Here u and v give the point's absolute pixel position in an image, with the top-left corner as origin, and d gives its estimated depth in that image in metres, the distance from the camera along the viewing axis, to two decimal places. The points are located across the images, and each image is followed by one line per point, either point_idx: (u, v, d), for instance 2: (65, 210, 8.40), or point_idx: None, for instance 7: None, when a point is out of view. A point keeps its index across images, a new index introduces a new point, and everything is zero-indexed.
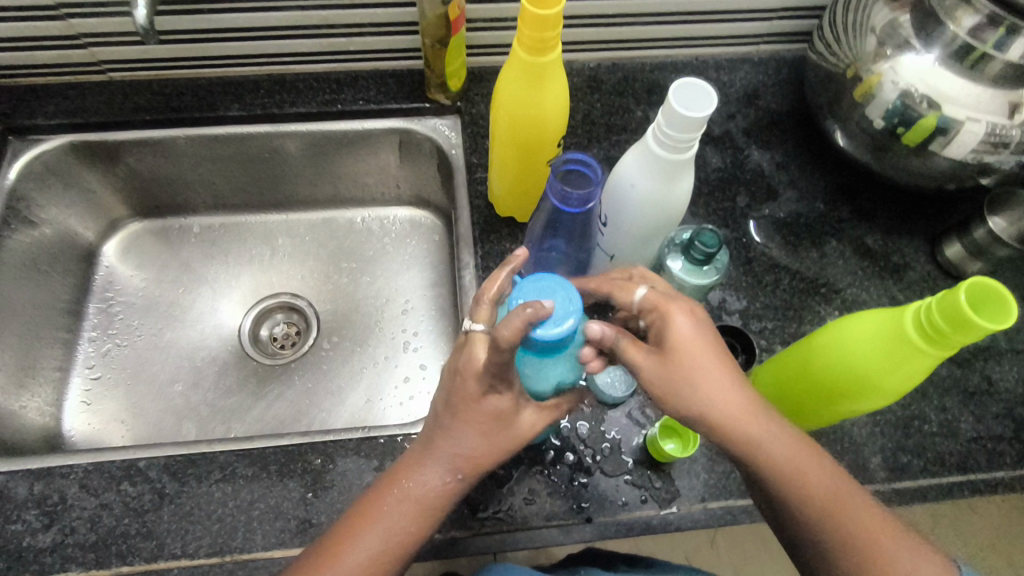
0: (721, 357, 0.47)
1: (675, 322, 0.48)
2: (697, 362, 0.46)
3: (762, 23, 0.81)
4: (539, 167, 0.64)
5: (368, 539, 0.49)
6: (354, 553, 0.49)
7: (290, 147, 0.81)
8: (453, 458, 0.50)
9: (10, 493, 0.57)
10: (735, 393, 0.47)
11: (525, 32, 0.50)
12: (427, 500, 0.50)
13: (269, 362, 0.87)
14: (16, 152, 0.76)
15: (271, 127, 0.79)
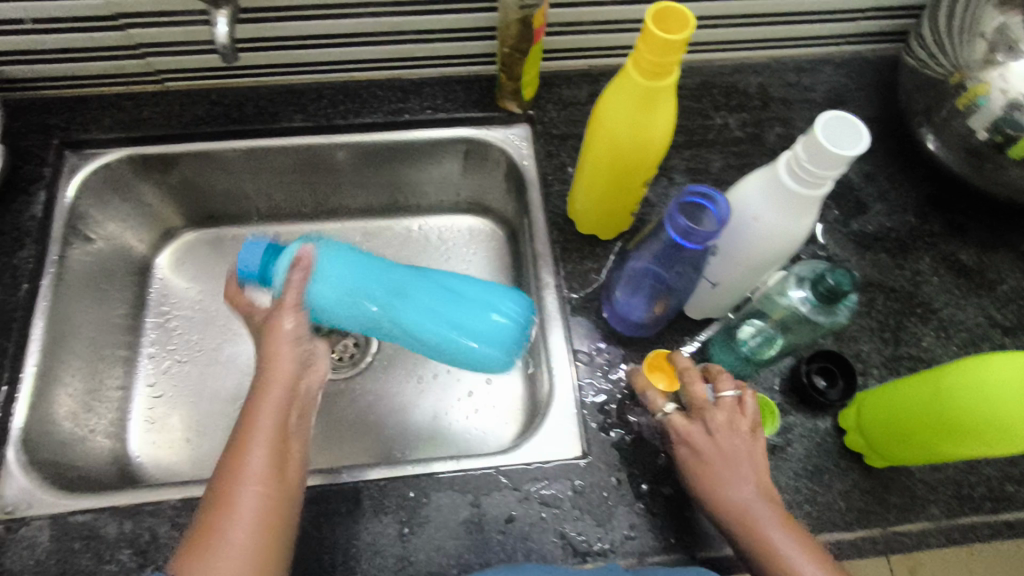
0: (735, 454, 0.53)
1: (698, 436, 0.54)
2: (715, 461, 0.53)
3: (848, 23, 0.77)
4: (631, 189, 0.61)
5: (239, 512, 0.47)
6: (232, 526, 0.46)
7: (340, 158, 0.78)
8: (281, 400, 0.52)
9: (100, 533, 0.55)
10: (744, 483, 0.51)
11: (645, 56, 0.47)
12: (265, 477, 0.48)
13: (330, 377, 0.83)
14: (74, 168, 0.72)
15: (322, 139, 0.76)
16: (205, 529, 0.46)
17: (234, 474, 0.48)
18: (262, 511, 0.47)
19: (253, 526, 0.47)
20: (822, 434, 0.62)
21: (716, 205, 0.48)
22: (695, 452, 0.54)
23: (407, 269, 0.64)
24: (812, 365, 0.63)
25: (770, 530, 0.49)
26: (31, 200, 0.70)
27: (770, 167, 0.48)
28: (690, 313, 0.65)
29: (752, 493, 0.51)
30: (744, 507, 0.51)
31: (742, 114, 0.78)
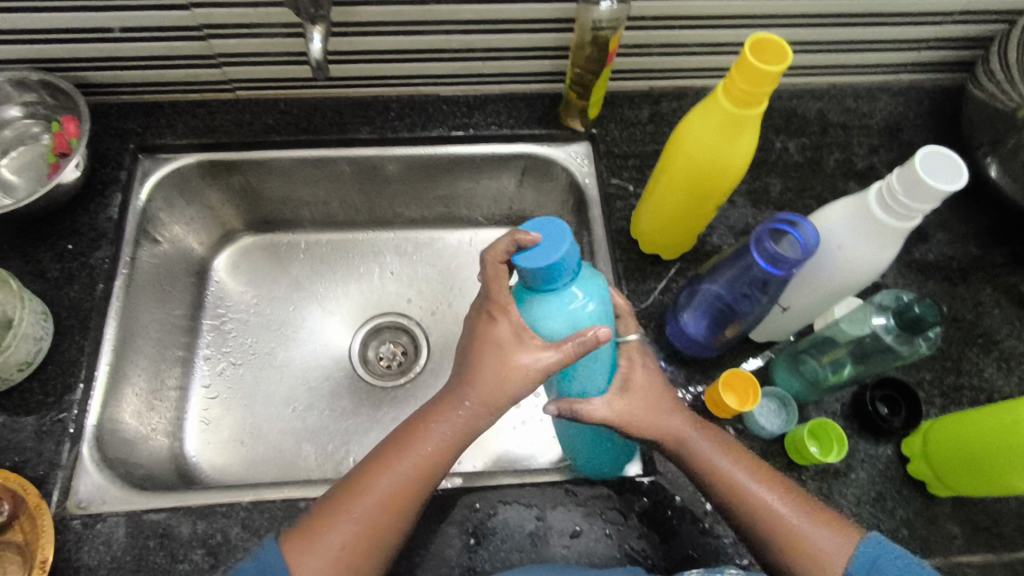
0: (666, 397, 0.55)
1: (639, 373, 0.55)
2: (655, 407, 0.54)
3: (910, 53, 0.78)
4: (700, 213, 0.62)
5: (348, 522, 0.51)
6: (336, 533, 0.51)
7: (388, 168, 0.79)
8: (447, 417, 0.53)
9: (174, 532, 0.57)
10: (678, 422, 0.55)
11: (737, 84, 0.48)
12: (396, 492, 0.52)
13: (381, 385, 0.85)
14: (146, 171, 0.74)
15: (375, 150, 0.77)
16: (310, 525, 0.51)
17: (356, 487, 0.52)
18: (361, 532, 0.51)
19: (351, 540, 0.50)
20: (884, 462, 0.62)
21: (801, 229, 0.49)
22: (640, 393, 0.54)
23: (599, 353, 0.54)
24: (876, 392, 0.64)
25: (730, 468, 0.53)
26: (108, 202, 0.71)
27: (857, 197, 0.49)
28: (755, 337, 0.66)
29: (702, 437, 0.55)
30: (701, 452, 0.54)
31: (802, 139, 0.78)
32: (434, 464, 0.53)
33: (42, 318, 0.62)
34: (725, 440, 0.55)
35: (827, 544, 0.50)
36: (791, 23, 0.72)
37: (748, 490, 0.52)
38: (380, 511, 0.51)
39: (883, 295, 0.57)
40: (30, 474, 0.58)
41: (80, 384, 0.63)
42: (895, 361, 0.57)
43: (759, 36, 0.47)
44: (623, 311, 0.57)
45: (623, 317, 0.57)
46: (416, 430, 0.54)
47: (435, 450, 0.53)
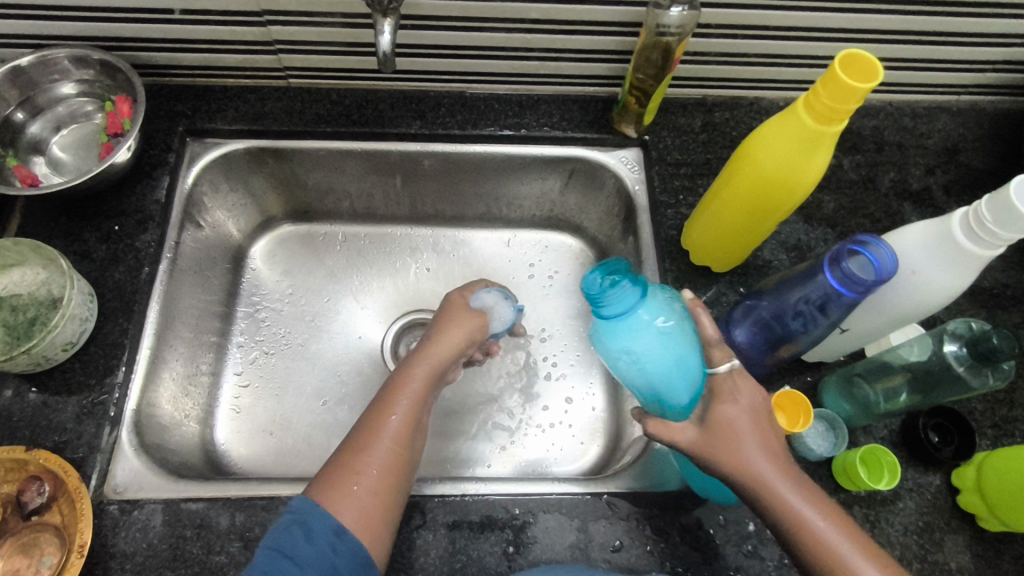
0: (749, 428, 0.50)
1: (726, 408, 0.51)
2: (739, 442, 0.50)
3: (974, 74, 0.76)
4: (761, 229, 0.61)
5: (364, 488, 0.52)
6: (351, 501, 0.51)
7: (427, 165, 0.78)
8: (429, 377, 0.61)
9: (211, 523, 0.56)
10: (760, 455, 0.50)
11: (822, 100, 0.47)
12: (396, 452, 0.55)
13: None
14: (194, 155, 0.74)
15: (420, 146, 0.76)
16: (334, 484, 0.52)
17: (363, 443, 0.54)
18: (382, 481, 0.53)
19: (378, 492, 0.52)
20: (933, 491, 0.61)
21: (873, 250, 0.48)
22: (718, 431, 0.50)
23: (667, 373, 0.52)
24: (928, 420, 0.62)
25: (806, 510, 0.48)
26: (155, 184, 0.71)
27: (937, 223, 0.47)
28: (809, 357, 0.64)
29: (776, 467, 0.49)
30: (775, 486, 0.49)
31: (857, 156, 0.77)
32: (419, 410, 0.59)
33: (88, 299, 0.62)
34: (808, 484, 0.50)
35: None
36: (858, 38, 0.70)
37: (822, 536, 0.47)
38: (394, 456, 0.54)
39: (956, 324, 0.55)
40: (69, 456, 0.58)
41: (121, 367, 0.62)
42: (960, 392, 0.55)
43: (850, 52, 0.45)
44: (711, 340, 0.54)
45: (708, 349, 0.54)
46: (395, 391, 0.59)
47: (416, 404, 0.58)
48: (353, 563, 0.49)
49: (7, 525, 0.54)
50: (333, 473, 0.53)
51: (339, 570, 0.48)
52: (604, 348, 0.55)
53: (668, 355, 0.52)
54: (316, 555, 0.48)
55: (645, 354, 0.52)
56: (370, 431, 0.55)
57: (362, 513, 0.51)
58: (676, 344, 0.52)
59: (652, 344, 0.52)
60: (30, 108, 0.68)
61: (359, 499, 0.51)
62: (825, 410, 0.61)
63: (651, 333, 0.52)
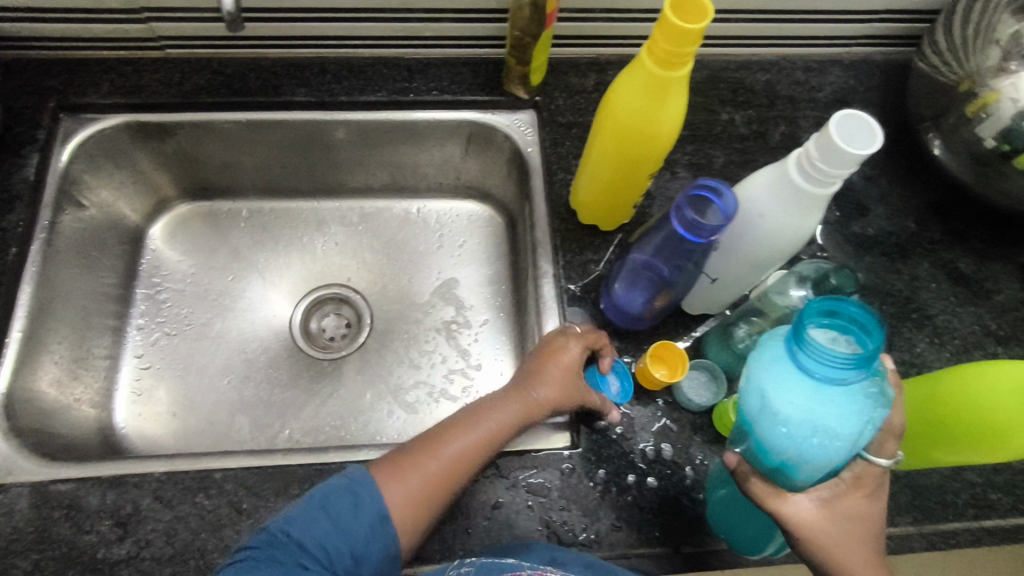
0: (865, 526, 0.45)
1: (859, 500, 0.45)
2: (852, 538, 0.45)
3: (859, 25, 0.77)
4: (635, 181, 0.61)
5: (416, 477, 0.51)
6: (402, 486, 0.50)
7: (339, 135, 0.77)
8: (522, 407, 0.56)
9: (81, 503, 0.55)
10: (864, 558, 0.45)
11: (660, 44, 0.46)
12: (464, 457, 0.53)
13: (319, 356, 0.84)
14: (68, 131, 0.71)
15: (322, 114, 0.74)
16: (393, 463, 0.52)
17: (445, 434, 0.54)
18: (438, 477, 0.51)
19: (427, 483, 0.51)
20: None
21: (722, 199, 0.48)
22: (845, 522, 0.45)
23: (832, 451, 0.41)
24: None
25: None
26: (24, 162, 0.68)
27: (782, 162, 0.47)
28: (690, 308, 0.64)
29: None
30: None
31: (749, 111, 0.77)
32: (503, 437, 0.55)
33: None
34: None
35: None
36: None
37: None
38: (458, 458, 0.52)
39: (802, 267, 0.61)
40: None
41: None
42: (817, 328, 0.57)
43: None
44: (894, 430, 0.45)
45: (884, 436, 0.45)
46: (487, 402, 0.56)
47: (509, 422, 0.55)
48: (382, 557, 0.48)
49: None
50: (408, 453, 0.52)
51: (364, 557, 0.47)
52: (782, 398, 0.41)
53: (849, 434, 0.41)
54: (351, 533, 0.47)
55: (839, 435, 0.41)
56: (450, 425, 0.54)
57: (406, 507, 0.49)
58: (864, 423, 0.41)
59: (847, 431, 0.41)
60: None
61: (410, 485, 0.50)
62: (704, 360, 0.62)
63: (860, 417, 0.41)
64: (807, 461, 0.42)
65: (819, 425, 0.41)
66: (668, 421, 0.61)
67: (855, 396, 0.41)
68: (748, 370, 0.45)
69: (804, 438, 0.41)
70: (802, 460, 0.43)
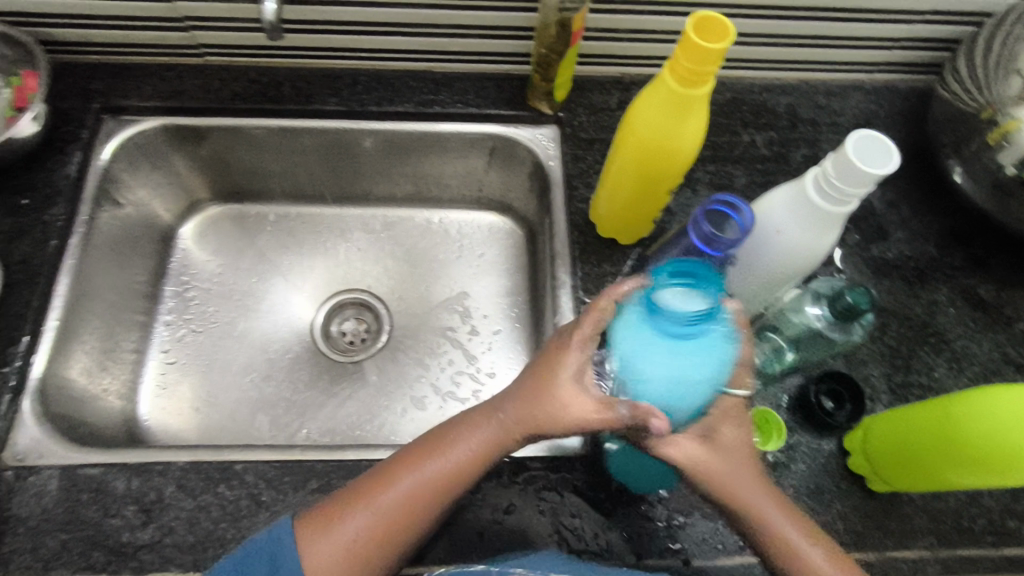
0: (747, 456, 0.48)
1: (729, 429, 0.48)
2: (738, 470, 0.47)
3: (880, 51, 0.78)
4: (654, 195, 0.62)
5: (358, 518, 0.48)
6: (345, 528, 0.48)
7: (364, 144, 0.79)
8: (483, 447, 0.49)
9: (107, 488, 0.56)
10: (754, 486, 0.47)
11: (683, 63, 0.48)
12: (411, 500, 0.49)
13: (339, 359, 0.86)
14: (110, 132, 0.74)
15: (350, 123, 0.77)
16: (339, 502, 0.49)
17: (391, 473, 0.50)
18: (382, 525, 0.48)
19: (365, 530, 0.48)
20: (825, 455, 0.62)
21: (740, 214, 0.49)
22: (726, 453, 0.47)
23: (698, 392, 0.45)
24: (821, 386, 0.63)
25: (815, 560, 0.46)
26: (67, 160, 0.71)
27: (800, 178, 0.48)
28: None
29: (788, 518, 0.48)
30: (778, 527, 0.47)
31: (770, 133, 0.78)
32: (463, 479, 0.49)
33: None
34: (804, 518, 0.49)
35: None
36: (758, 13, 0.72)
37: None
38: (404, 503, 0.48)
39: (819, 286, 0.58)
40: None
41: (25, 337, 0.62)
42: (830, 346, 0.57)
43: (706, 15, 0.46)
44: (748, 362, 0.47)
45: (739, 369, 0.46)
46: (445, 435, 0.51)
47: (476, 452, 0.49)
48: None
49: None
50: (359, 489, 0.49)
51: None
52: (646, 360, 0.44)
53: (711, 375, 0.44)
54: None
55: (699, 378, 0.44)
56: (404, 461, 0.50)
57: (337, 558, 0.47)
58: (720, 362, 0.45)
59: (683, 379, 0.44)
60: None
61: (348, 532, 0.47)
62: None
63: (715, 356, 0.45)
64: (678, 406, 0.45)
65: (682, 373, 0.44)
66: None
67: (709, 338, 0.44)
68: (609, 342, 0.47)
69: (670, 389, 0.44)
70: (675, 407, 0.45)
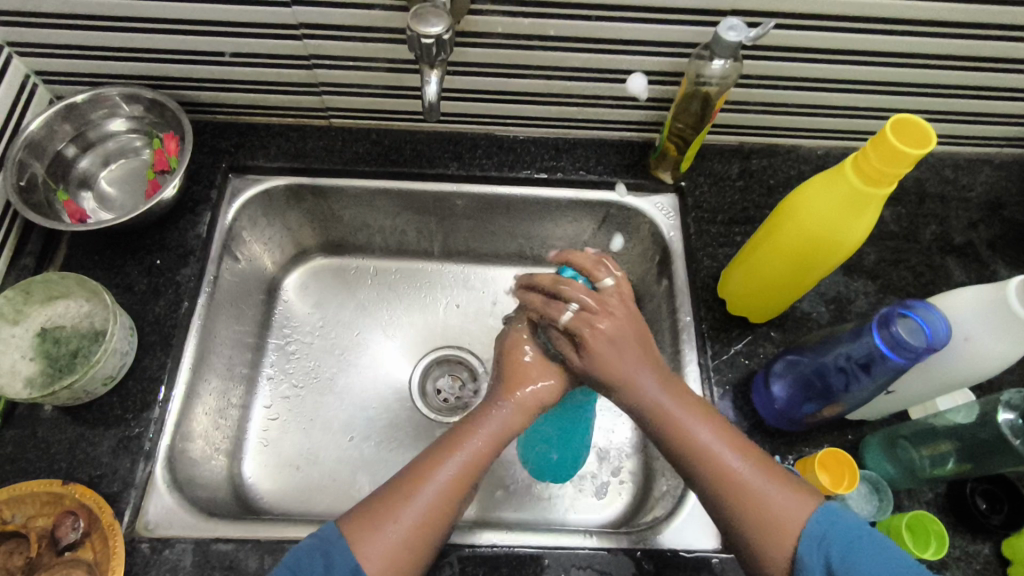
0: (631, 347, 0.58)
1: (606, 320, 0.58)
2: (618, 354, 0.57)
3: (1016, 128, 0.76)
4: (801, 286, 0.61)
5: (411, 505, 0.50)
6: (402, 512, 0.50)
7: (458, 205, 0.79)
8: (505, 429, 0.57)
9: (240, 565, 0.55)
10: (638, 368, 0.57)
11: (872, 162, 0.48)
12: (452, 483, 0.52)
13: (431, 414, 0.81)
14: (235, 191, 0.75)
15: (452, 186, 0.77)
16: (373, 512, 0.50)
17: (426, 464, 0.53)
18: (430, 508, 0.50)
19: (415, 514, 0.50)
20: (983, 562, 0.58)
21: (935, 328, 0.49)
22: (613, 342, 0.58)
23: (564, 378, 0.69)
24: (977, 486, 0.60)
25: (696, 429, 0.53)
26: (197, 220, 0.72)
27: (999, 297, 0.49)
28: (852, 417, 0.63)
29: (667, 393, 0.55)
30: (669, 412, 0.54)
31: (897, 208, 0.76)
32: (488, 456, 0.55)
33: (129, 332, 0.62)
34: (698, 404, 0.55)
35: (776, 494, 0.49)
36: (896, 91, 0.70)
37: (719, 456, 0.52)
38: (448, 482, 0.52)
39: (1011, 393, 0.54)
40: (104, 491, 0.58)
41: (158, 402, 0.62)
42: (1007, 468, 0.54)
43: (900, 118, 0.47)
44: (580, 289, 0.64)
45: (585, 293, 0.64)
46: (466, 429, 0.56)
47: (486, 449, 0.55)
48: None
49: (41, 560, 0.54)
50: (397, 486, 0.52)
51: None
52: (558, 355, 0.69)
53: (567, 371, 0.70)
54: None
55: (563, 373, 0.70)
56: (436, 450, 0.55)
57: (389, 550, 0.48)
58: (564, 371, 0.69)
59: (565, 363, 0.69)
60: (81, 144, 0.70)
61: (396, 529, 0.49)
62: (868, 473, 0.60)
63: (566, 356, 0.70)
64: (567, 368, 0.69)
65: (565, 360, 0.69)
66: None
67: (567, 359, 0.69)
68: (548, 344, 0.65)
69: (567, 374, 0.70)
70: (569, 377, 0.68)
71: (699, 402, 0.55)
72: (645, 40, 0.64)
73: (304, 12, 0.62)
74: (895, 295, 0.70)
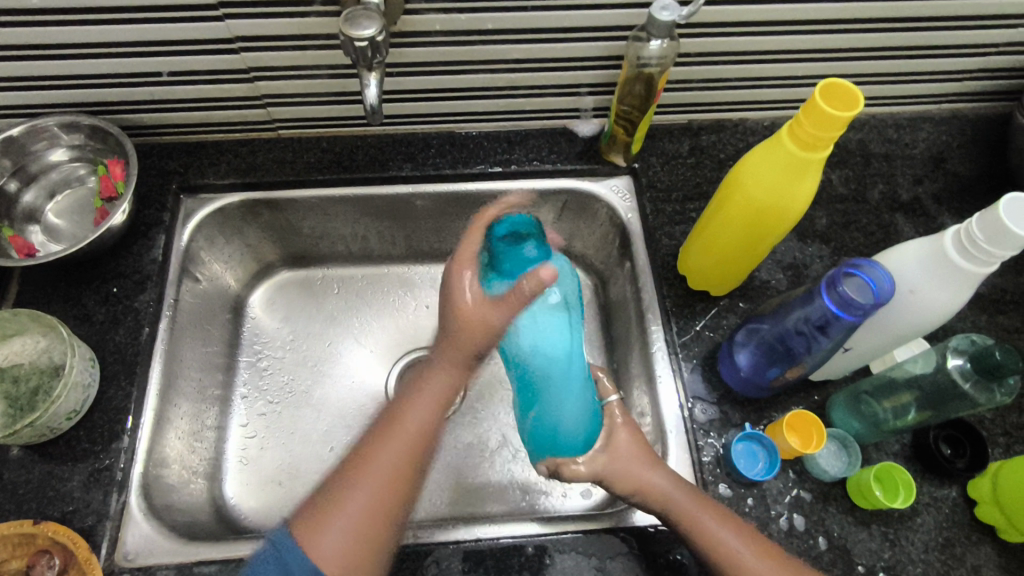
0: (646, 454, 0.57)
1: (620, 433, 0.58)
2: (629, 465, 0.56)
3: (952, 84, 0.78)
4: (754, 256, 0.62)
5: (355, 502, 0.49)
6: (346, 509, 0.49)
7: (418, 205, 0.78)
8: (438, 398, 0.55)
9: None
10: (655, 471, 0.56)
11: (807, 128, 0.49)
12: (390, 474, 0.51)
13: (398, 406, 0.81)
14: (188, 212, 0.74)
15: (408, 187, 0.77)
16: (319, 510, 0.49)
17: (367, 455, 0.52)
18: (373, 497, 0.50)
19: (358, 514, 0.49)
20: (950, 505, 0.60)
21: (879, 285, 0.51)
22: (627, 457, 0.56)
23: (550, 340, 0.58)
24: (939, 433, 0.62)
25: (705, 518, 0.54)
26: (152, 244, 0.71)
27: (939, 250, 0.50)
28: (817, 378, 0.65)
29: (676, 484, 0.55)
30: (677, 500, 0.54)
31: (845, 171, 0.78)
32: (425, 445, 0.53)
33: (89, 364, 0.61)
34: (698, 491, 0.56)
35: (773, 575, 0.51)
36: (833, 57, 0.72)
37: (726, 545, 0.52)
38: (389, 475, 0.51)
39: (959, 339, 0.56)
40: (78, 526, 0.57)
41: (126, 431, 0.61)
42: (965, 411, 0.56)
43: (828, 83, 0.48)
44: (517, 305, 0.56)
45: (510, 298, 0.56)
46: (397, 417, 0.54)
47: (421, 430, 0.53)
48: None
49: None
50: (339, 479, 0.51)
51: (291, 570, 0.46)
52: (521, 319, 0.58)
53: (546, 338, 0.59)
54: None
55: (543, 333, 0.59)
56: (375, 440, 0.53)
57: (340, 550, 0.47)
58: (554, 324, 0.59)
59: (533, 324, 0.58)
60: (23, 178, 0.69)
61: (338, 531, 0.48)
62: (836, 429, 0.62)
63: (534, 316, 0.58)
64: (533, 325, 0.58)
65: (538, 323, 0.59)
66: (802, 492, 0.60)
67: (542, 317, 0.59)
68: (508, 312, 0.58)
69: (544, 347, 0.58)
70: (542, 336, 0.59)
71: (701, 493, 0.56)
72: (583, 27, 0.65)
73: (238, 24, 0.61)
74: (849, 256, 0.72)
